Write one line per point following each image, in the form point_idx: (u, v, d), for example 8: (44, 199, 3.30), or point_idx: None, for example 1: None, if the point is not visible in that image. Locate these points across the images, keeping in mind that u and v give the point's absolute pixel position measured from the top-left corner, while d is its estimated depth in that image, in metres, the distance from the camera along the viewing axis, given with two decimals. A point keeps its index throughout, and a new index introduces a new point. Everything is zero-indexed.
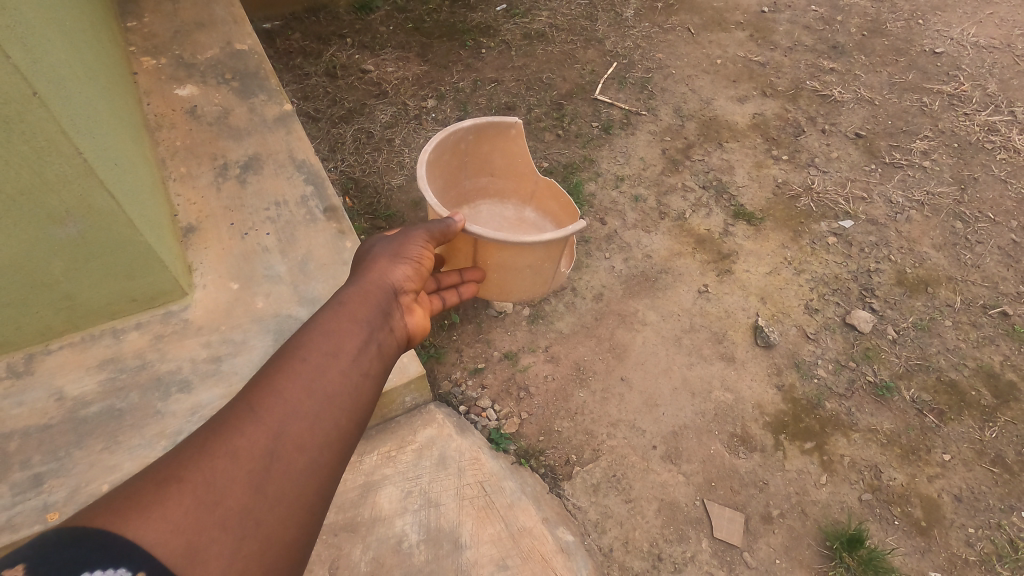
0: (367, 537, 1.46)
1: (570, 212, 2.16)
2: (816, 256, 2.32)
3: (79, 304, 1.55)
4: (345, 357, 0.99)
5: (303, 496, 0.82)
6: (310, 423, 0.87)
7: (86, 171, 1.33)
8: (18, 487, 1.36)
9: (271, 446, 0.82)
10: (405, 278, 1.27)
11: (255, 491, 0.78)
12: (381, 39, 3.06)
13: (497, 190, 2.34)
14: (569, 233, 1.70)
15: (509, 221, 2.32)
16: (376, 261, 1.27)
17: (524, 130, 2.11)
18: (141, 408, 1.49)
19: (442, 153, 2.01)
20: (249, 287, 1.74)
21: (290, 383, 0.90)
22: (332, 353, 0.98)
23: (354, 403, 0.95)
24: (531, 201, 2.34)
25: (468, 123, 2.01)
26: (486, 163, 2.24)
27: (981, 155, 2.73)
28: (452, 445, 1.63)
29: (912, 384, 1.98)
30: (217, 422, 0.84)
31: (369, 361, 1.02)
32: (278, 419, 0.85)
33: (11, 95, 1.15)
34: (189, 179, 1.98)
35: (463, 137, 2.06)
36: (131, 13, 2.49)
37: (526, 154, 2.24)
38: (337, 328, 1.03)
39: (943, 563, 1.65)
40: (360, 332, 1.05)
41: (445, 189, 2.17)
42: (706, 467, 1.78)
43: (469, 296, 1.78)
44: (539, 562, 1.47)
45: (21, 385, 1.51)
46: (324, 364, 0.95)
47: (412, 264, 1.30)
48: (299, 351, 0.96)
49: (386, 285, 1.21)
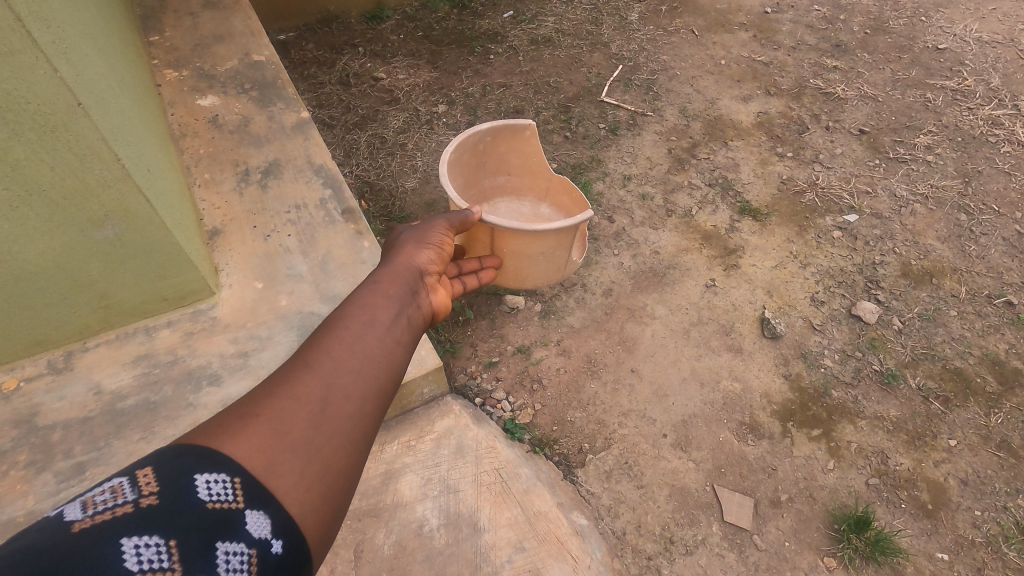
0: (390, 521, 1.52)
1: (581, 205, 2.22)
2: (822, 250, 2.36)
3: (114, 303, 1.64)
4: (383, 321, 1.07)
5: (354, 435, 0.89)
6: (358, 374, 0.95)
7: (123, 176, 1.41)
8: (62, 475, 1.43)
9: (326, 390, 0.90)
10: (428, 262, 1.38)
11: (315, 426, 0.85)
12: (392, 47, 3.15)
13: (514, 188, 2.42)
14: (578, 220, 1.79)
15: (525, 216, 2.38)
16: (401, 249, 1.37)
17: (538, 132, 2.19)
18: (175, 401, 1.57)
19: (462, 153, 2.12)
20: (273, 286, 1.82)
21: (337, 342, 0.98)
22: (372, 318, 1.06)
23: (395, 359, 1.03)
24: (547, 197, 2.40)
25: (485, 126, 2.11)
26: (504, 163, 2.33)
27: (985, 148, 2.76)
28: (469, 434, 1.70)
29: (917, 372, 2.03)
30: (277, 374, 0.92)
31: (404, 326, 1.11)
32: (331, 369, 0.93)
33: (58, 106, 1.24)
34: (214, 185, 2.07)
35: (481, 138, 2.17)
36: (154, 29, 2.60)
37: (541, 153, 2.31)
38: (374, 300, 1.12)
39: (950, 545, 1.69)
40: (394, 303, 1.13)
41: (465, 188, 2.27)
42: (715, 454, 1.83)
43: (488, 281, 1.87)
44: (555, 545, 1.53)
45: (62, 380, 1.59)
46: (365, 326, 1.03)
47: (434, 250, 1.42)
48: (342, 317, 1.04)
49: (412, 266, 1.31)
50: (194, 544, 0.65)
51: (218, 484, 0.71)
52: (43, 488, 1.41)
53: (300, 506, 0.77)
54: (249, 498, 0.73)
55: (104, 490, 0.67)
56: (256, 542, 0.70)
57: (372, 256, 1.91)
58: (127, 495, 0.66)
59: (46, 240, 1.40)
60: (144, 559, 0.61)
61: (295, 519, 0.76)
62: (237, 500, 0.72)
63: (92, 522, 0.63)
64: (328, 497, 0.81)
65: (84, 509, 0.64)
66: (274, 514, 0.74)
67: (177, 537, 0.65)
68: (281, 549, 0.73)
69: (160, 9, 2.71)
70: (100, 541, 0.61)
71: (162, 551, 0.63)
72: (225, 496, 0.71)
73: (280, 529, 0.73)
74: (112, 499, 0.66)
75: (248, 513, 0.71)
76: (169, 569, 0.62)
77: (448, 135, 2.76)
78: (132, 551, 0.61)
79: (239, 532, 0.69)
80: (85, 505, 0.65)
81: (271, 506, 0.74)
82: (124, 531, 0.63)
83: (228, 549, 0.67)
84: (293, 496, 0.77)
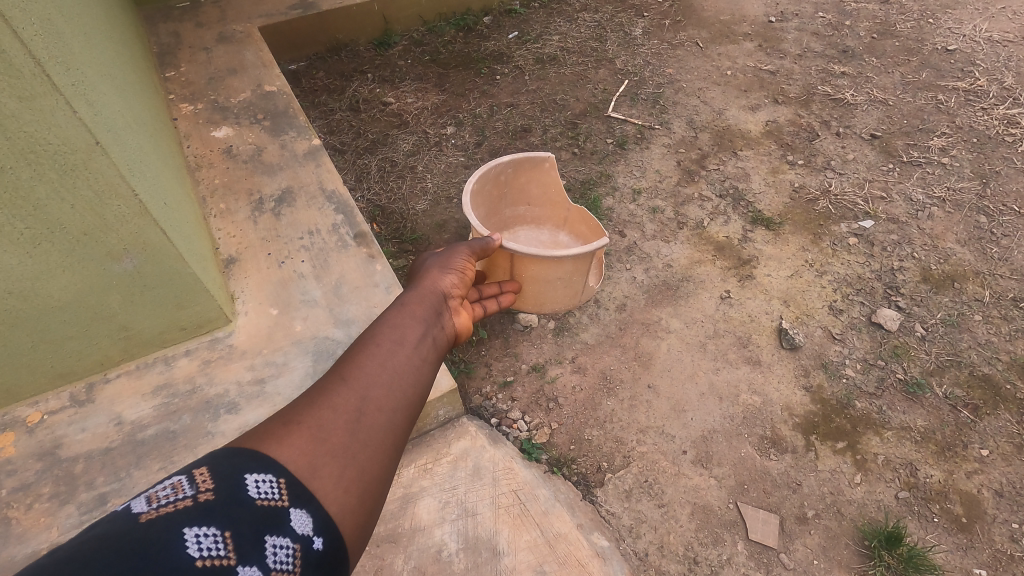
0: (409, 547, 1.50)
1: (599, 233, 2.21)
2: (838, 258, 2.33)
3: (134, 334, 1.66)
4: (412, 339, 1.07)
5: (387, 446, 0.89)
6: (390, 387, 0.95)
7: (141, 211, 1.44)
8: (84, 506, 1.45)
9: (361, 401, 0.90)
10: (452, 286, 1.39)
11: (350, 434, 0.85)
12: (401, 73, 3.21)
13: (533, 218, 2.41)
14: (595, 247, 1.80)
15: (544, 244, 2.37)
16: (426, 273, 1.39)
17: (557, 163, 2.23)
18: (193, 429, 1.58)
19: (484, 184, 2.15)
20: (288, 311, 1.84)
21: (370, 357, 0.98)
22: (401, 336, 1.06)
23: (423, 376, 1.03)
24: (565, 226, 2.39)
25: (507, 157, 2.15)
26: (524, 193, 2.34)
27: (1002, 148, 2.71)
28: (486, 456, 1.69)
29: (944, 380, 1.97)
30: (314, 388, 0.93)
31: (431, 345, 1.11)
32: (365, 381, 0.93)
33: (77, 145, 1.27)
34: (229, 215, 2.10)
35: (502, 170, 2.20)
36: (170, 65, 2.69)
37: (560, 183, 2.32)
38: (403, 319, 1.12)
39: (988, 560, 1.63)
40: (422, 322, 1.14)
41: (486, 217, 2.28)
42: (738, 470, 1.79)
43: (508, 305, 1.91)
44: (575, 568, 1.50)
45: (84, 412, 1.61)
46: (396, 343, 1.04)
47: (457, 275, 1.43)
48: (373, 336, 1.04)
49: (437, 290, 1.32)
50: (247, 535, 0.66)
51: (266, 483, 0.72)
52: (67, 521, 1.43)
53: (339, 508, 0.77)
54: (294, 496, 0.73)
55: (165, 486, 0.68)
56: (300, 537, 0.70)
57: (385, 280, 1.92)
58: (187, 490, 0.67)
59: (66, 273, 1.43)
60: (203, 548, 0.63)
61: (334, 519, 0.76)
62: (283, 498, 0.72)
63: (158, 514, 0.64)
64: (364, 501, 0.81)
65: (148, 503, 0.66)
66: (316, 513, 0.74)
67: (232, 529, 0.65)
68: (322, 546, 0.73)
69: (176, 46, 2.79)
70: (165, 530, 0.62)
71: (219, 541, 0.64)
72: (273, 495, 0.71)
73: (321, 527, 0.74)
74: (173, 494, 0.67)
75: (293, 510, 0.72)
76: (224, 558, 0.63)
77: (457, 157, 2.78)
78: (193, 539, 0.63)
79: (285, 527, 0.70)
80: (149, 499, 0.66)
81: (313, 505, 0.74)
82: (186, 521, 0.64)
83: (275, 542, 0.68)
84: (332, 497, 0.77)
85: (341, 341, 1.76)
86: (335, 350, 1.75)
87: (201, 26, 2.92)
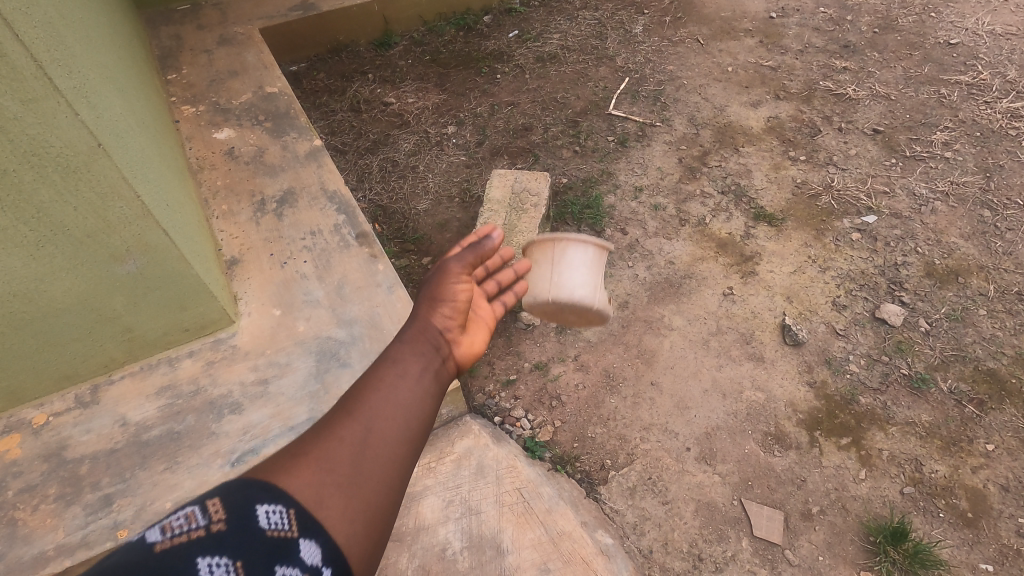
0: (413, 545, 1.51)
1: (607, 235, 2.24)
2: (841, 253, 2.32)
3: (138, 336, 1.67)
4: (418, 364, 1.08)
5: (394, 474, 0.90)
6: (395, 417, 0.96)
7: (144, 213, 1.45)
8: (90, 507, 1.46)
9: (366, 431, 0.91)
10: None
11: (358, 464, 0.86)
12: (401, 73, 3.21)
13: None
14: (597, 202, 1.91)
15: None
16: None
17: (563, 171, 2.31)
18: (197, 430, 1.59)
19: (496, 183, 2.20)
20: (291, 312, 1.84)
21: (374, 388, 0.99)
22: (406, 363, 1.07)
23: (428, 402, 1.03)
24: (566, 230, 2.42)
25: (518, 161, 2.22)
26: None
27: (1006, 142, 2.70)
28: (489, 454, 1.69)
29: (948, 375, 1.97)
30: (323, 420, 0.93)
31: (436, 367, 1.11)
32: (370, 414, 0.94)
33: (80, 147, 1.28)
34: (231, 216, 2.11)
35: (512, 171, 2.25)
36: (171, 68, 2.70)
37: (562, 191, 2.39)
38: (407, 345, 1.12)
39: (994, 555, 1.62)
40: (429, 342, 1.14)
41: None
42: (741, 467, 1.79)
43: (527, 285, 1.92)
44: (580, 565, 1.50)
45: (88, 414, 1.62)
46: (401, 371, 1.04)
47: None
48: (378, 367, 1.05)
49: None
50: (259, 563, 0.66)
51: (276, 513, 0.71)
52: (73, 522, 1.44)
53: (346, 537, 0.78)
54: (303, 526, 0.73)
55: (180, 515, 0.67)
56: (310, 568, 0.70)
57: (388, 280, 1.91)
58: (199, 520, 0.66)
59: (70, 276, 1.44)
60: None
61: (342, 549, 0.76)
62: (291, 528, 0.72)
63: (172, 543, 0.63)
64: (372, 530, 0.81)
65: (162, 531, 0.64)
66: (323, 542, 0.74)
67: (245, 558, 0.65)
68: None
69: (177, 48, 2.80)
70: (180, 561, 0.62)
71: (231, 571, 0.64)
72: (282, 525, 0.71)
73: (330, 556, 0.74)
74: (187, 524, 0.66)
75: (302, 540, 0.72)
76: None
77: (459, 156, 2.78)
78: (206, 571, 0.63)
79: (294, 557, 0.69)
80: (163, 528, 0.65)
81: (320, 534, 0.74)
82: (200, 550, 0.64)
83: (286, 572, 0.67)
84: (339, 527, 0.77)
85: (344, 342, 1.76)
86: (339, 351, 1.75)
87: (203, 28, 2.92)
